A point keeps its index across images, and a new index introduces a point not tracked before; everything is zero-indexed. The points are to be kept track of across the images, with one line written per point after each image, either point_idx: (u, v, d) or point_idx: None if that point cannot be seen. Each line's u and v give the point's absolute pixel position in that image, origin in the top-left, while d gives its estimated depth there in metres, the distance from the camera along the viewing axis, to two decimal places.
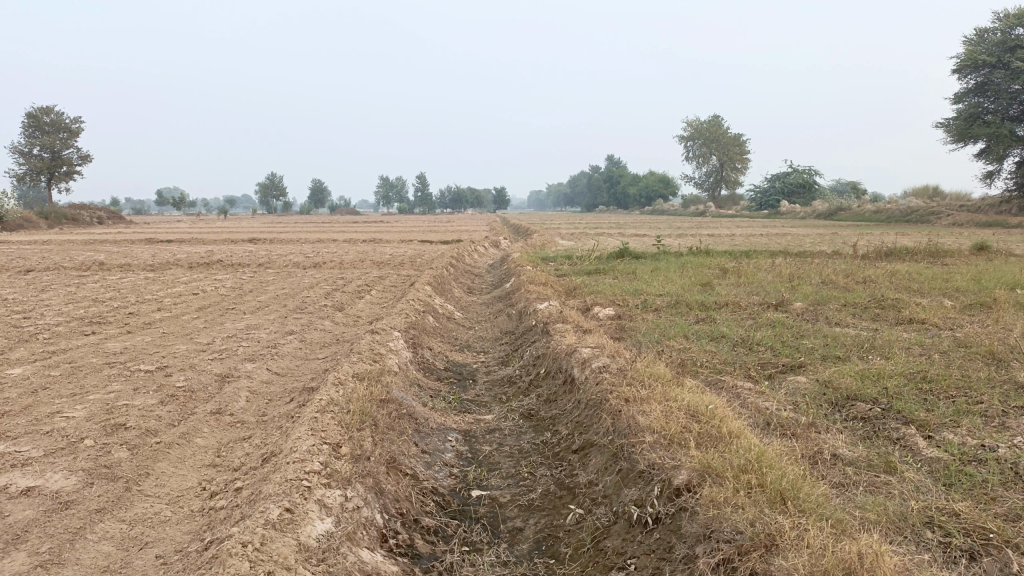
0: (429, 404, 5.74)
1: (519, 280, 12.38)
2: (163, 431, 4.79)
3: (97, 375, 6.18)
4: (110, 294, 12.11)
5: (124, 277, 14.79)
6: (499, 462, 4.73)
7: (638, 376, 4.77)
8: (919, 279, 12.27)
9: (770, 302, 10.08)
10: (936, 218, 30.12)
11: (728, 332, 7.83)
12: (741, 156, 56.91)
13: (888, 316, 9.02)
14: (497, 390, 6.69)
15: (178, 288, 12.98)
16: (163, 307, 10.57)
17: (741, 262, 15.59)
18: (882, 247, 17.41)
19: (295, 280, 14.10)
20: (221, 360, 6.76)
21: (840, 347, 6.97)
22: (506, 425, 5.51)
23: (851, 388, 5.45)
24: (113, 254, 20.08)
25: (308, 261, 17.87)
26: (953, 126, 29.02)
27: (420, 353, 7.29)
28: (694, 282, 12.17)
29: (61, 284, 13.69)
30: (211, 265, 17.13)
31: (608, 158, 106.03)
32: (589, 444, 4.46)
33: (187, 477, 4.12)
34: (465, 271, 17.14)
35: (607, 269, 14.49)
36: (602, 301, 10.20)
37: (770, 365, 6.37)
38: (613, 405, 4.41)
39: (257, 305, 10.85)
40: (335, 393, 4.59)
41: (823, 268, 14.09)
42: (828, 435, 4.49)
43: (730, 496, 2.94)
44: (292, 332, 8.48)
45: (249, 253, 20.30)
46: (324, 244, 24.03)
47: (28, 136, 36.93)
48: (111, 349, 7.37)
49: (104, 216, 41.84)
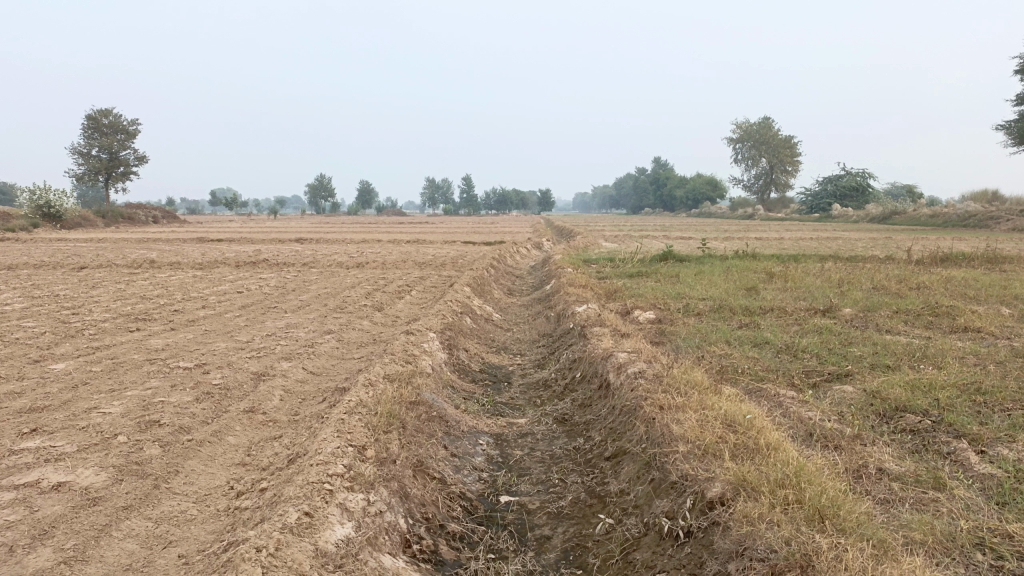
0: (461, 406, 5.68)
1: (560, 282, 12.27)
2: (195, 428, 4.80)
3: (136, 372, 6.27)
4: (157, 291, 12.36)
5: (173, 275, 15.10)
6: (529, 468, 4.63)
7: (674, 382, 4.62)
8: (976, 286, 11.81)
9: (817, 307, 9.79)
10: (995, 224, 29.10)
11: (772, 338, 7.61)
12: (791, 158, 55.82)
13: (942, 323, 8.68)
14: (532, 393, 6.60)
15: (223, 286, 13.19)
16: (207, 305, 10.74)
17: (788, 266, 15.23)
18: (937, 253, 16.85)
19: (337, 280, 14.22)
20: (258, 359, 6.80)
21: (889, 355, 6.71)
22: (539, 429, 5.41)
23: (900, 398, 5.22)
24: (164, 252, 20.56)
25: (351, 261, 18.03)
26: (1014, 128, 27.99)
27: (456, 355, 7.24)
28: (739, 286, 11.91)
29: (112, 281, 14.04)
30: (257, 264, 17.39)
31: (654, 160, 105.03)
32: (622, 452, 4.34)
33: (215, 476, 4.11)
34: (507, 273, 17.11)
35: (650, 272, 14.29)
36: (643, 304, 10.03)
37: (815, 373, 6.15)
38: (647, 412, 4.28)
39: (298, 303, 10.96)
40: (364, 394, 4.54)
41: (874, 273, 13.67)
42: (873, 448, 4.29)
43: (765, 512, 2.79)
44: (330, 331, 8.52)
45: (295, 253, 20.58)
46: (369, 244, 24.26)
47: (88, 137, 38.09)
48: (152, 346, 7.48)
49: (159, 216, 42.94)
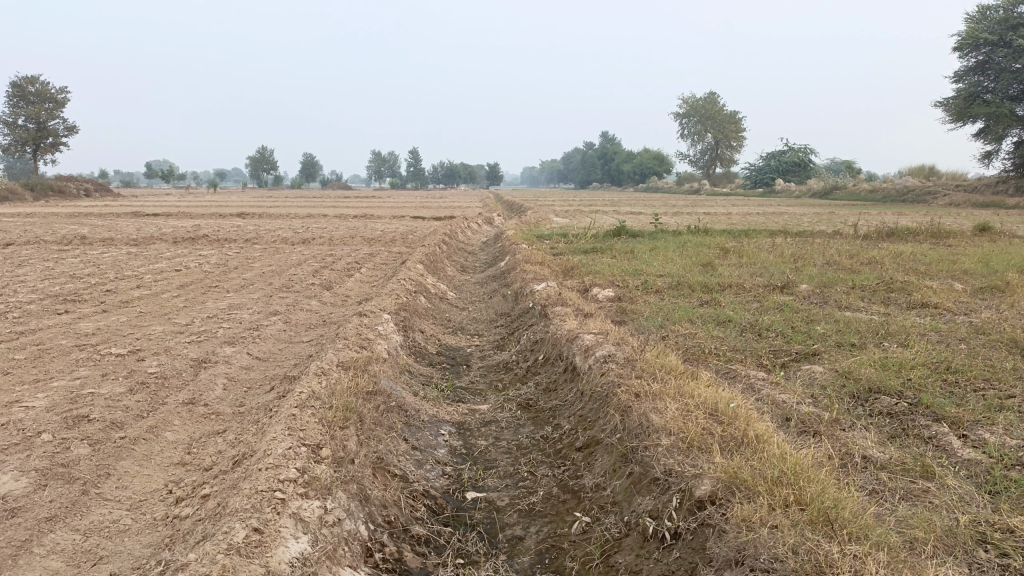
0: (420, 393, 5.36)
1: (514, 258, 11.99)
2: (130, 424, 4.39)
3: (63, 359, 5.76)
4: (89, 269, 11.65)
5: (106, 252, 14.30)
6: (495, 459, 4.36)
7: (648, 367, 4.38)
8: (925, 261, 11.92)
9: (775, 283, 9.70)
10: (932, 199, 29.83)
11: (735, 316, 7.46)
12: (736, 134, 56.37)
13: (899, 300, 8.66)
14: (493, 376, 6.32)
15: (161, 264, 12.52)
16: (143, 284, 10.13)
17: (741, 241, 15.22)
18: (883, 228, 17.06)
19: (282, 257, 13.67)
20: (199, 343, 6.35)
21: (854, 334, 6.61)
22: (503, 417, 5.14)
23: (873, 379, 5.09)
24: (97, 227, 19.57)
25: (297, 237, 17.41)
26: (951, 106, 28.58)
27: (411, 337, 6.90)
28: (695, 261, 11.79)
29: (40, 258, 13.21)
30: (197, 240, 16.65)
31: (601, 134, 105.03)
32: (595, 442, 4.09)
33: (152, 478, 3.73)
34: (458, 249, 16.75)
35: (604, 248, 14.11)
36: (601, 281, 9.80)
37: (782, 352, 6.00)
38: (621, 400, 4.04)
39: (241, 282, 10.43)
40: (317, 385, 4.18)
41: (826, 248, 13.73)
42: (853, 434, 4.12)
43: (765, 516, 2.57)
44: (277, 312, 8.08)
45: (237, 228, 19.78)
46: (314, 219, 23.52)
47: (13, 106, 36.13)
48: (82, 330, 6.95)
49: (91, 189, 41.05)
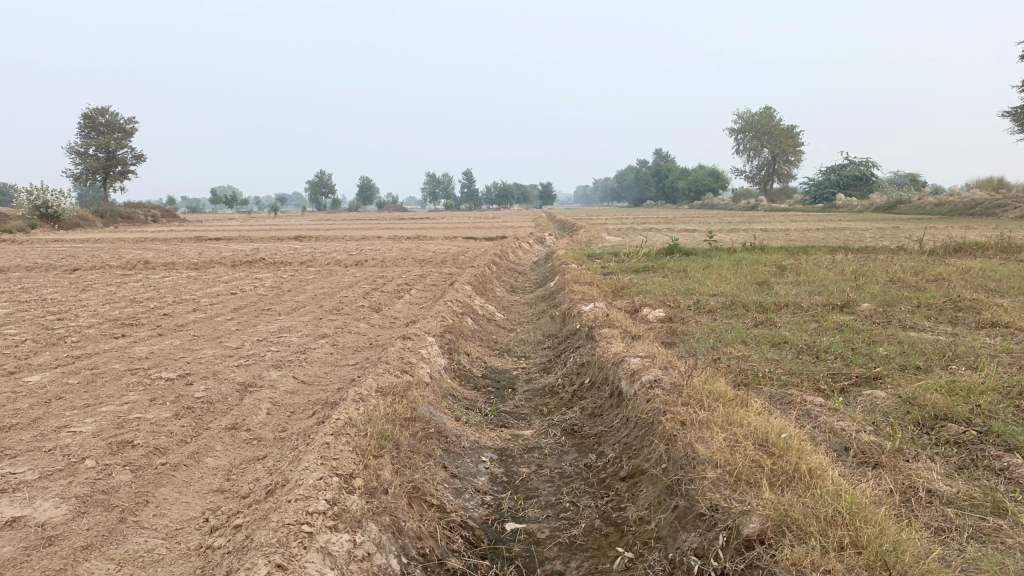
0: (463, 419, 5.27)
1: (564, 279, 11.85)
2: (172, 450, 4.40)
3: (115, 384, 5.85)
4: (149, 293, 11.95)
5: (167, 276, 14.68)
6: (537, 488, 4.23)
7: (695, 393, 4.21)
8: (996, 277, 11.36)
9: (834, 302, 9.35)
10: (1002, 212, 28.65)
11: (790, 338, 7.18)
12: (794, 148, 55.27)
13: (967, 319, 8.24)
14: (538, 400, 6.19)
15: (218, 287, 12.77)
16: (199, 308, 10.33)
17: (799, 258, 14.80)
18: (950, 242, 16.38)
19: (335, 279, 13.82)
20: (246, 367, 6.39)
21: (918, 356, 6.28)
22: (546, 443, 5.00)
23: (938, 405, 4.79)
24: (161, 252, 20.17)
25: (350, 259, 17.61)
26: (1021, 114, 27.44)
27: (456, 360, 6.83)
28: (750, 280, 11.47)
29: (104, 283, 13.63)
30: (253, 263, 16.98)
31: (654, 151, 104.18)
32: (640, 471, 3.93)
33: (190, 506, 3.71)
34: (509, 269, 16.70)
35: (656, 267, 13.88)
36: (651, 302, 9.60)
37: (841, 376, 5.72)
38: (666, 429, 3.87)
39: (293, 305, 10.54)
40: (354, 412, 4.12)
41: (888, 265, 13.24)
42: (917, 465, 3.87)
43: (818, 559, 2.38)
44: (325, 335, 8.11)
45: (293, 251, 20.15)
46: (368, 241, 23.82)
47: (85, 136, 37.71)
48: (136, 354, 7.07)
49: (157, 214, 42.53)
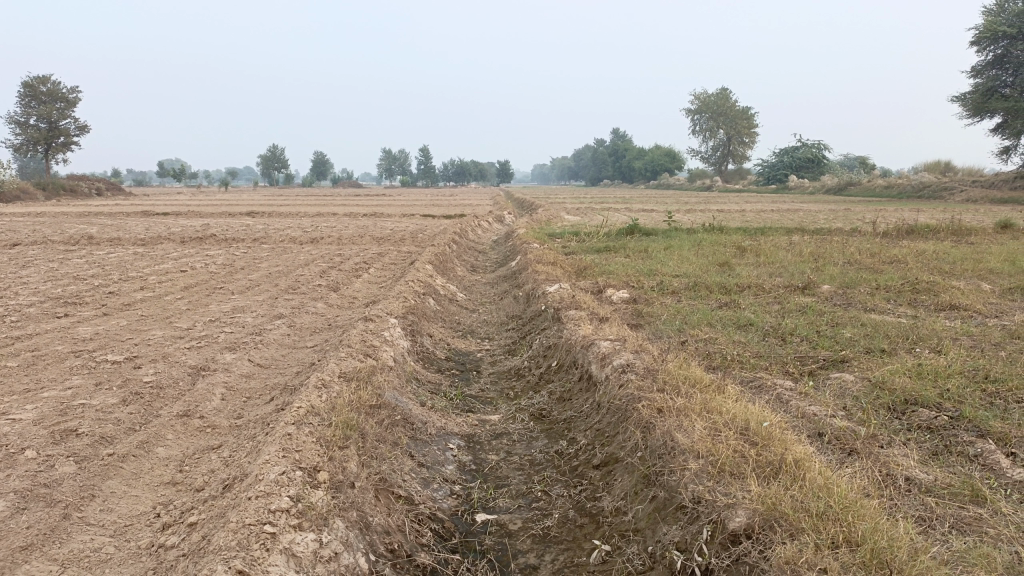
0: (428, 404, 5.10)
1: (526, 258, 11.70)
2: (119, 439, 4.14)
3: (56, 367, 5.52)
4: (94, 270, 11.45)
5: (113, 252, 14.11)
6: (507, 477, 4.09)
7: (671, 378, 4.10)
8: (950, 259, 11.56)
9: (795, 284, 9.38)
10: (948, 195, 29.36)
11: (756, 320, 7.14)
12: (749, 130, 55.84)
13: (926, 301, 8.32)
14: (504, 384, 6.04)
15: (167, 264, 12.32)
16: (147, 286, 9.91)
17: (758, 239, 14.87)
18: (903, 224, 16.63)
19: (290, 256, 13.45)
20: (199, 349, 6.10)
21: (883, 339, 6.29)
22: (514, 429, 4.86)
23: (908, 389, 4.78)
24: (107, 227, 19.43)
25: (305, 236, 17.19)
26: (969, 100, 28.03)
27: (419, 342, 6.64)
28: (712, 261, 11.47)
29: (45, 259, 13.03)
30: (204, 240, 16.45)
31: (612, 131, 104.45)
32: (614, 460, 3.82)
33: (140, 500, 3.47)
34: (469, 248, 16.50)
35: (617, 247, 13.81)
36: (615, 282, 9.51)
37: (809, 359, 5.69)
38: (642, 416, 3.75)
39: (247, 284, 10.20)
40: (317, 399, 3.91)
41: (845, 247, 13.37)
42: (893, 452, 3.82)
43: (812, 558, 2.29)
44: (281, 315, 7.83)
45: (246, 227, 19.60)
46: (323, 218, 23.32)
47: (25, 105, 36.14)
48: (80, 335, 6.71)
49: (103, 187, 41.07)
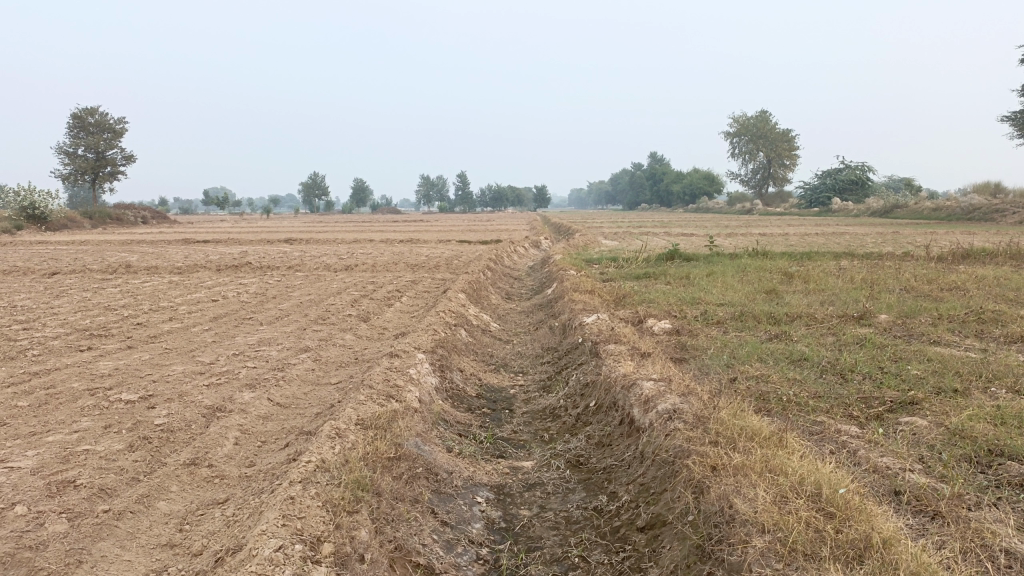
0: (455, 450, 4.70)
1: (563, 286, 11.29)
2: (119, 493, 3.80)
3: (67, 407, 5.24)
4: (125, 300, 11.34)
5: (147, 281, 14.03)
6: (541, 538, 3.66)
7: (724, 428, 3.64)
8: (1013, 286, 10.86)
9: (850, 313, 8.82)
10: (1001, 217, 28.28)
11: (810, 354, 6.61)
12: (789, 152, 54.95)
13: (994, 332, 7.70)
14: (538, 425, 5.62)
15: (200, 293, 12.15)
16: (175, 317, 9.71)
17: (804, 264, 14.25)
18: (958, 248, 15.83)
19: (323, 285, 13.23)
20: (216, 387, 5.78)
21: (954, 377, 5.72)
22: (549, 478, 4.44)
23: (992, 437, 4.23)
24: (146, 255, 19.52)
25: (339, 263, 17.01)
26: (1020, 119, 27.05)
27: (448, 379, 6.26)
28: (758, 289, 10.92)
29: (80, 288, 12.98)
30: (239, 268, 16.36)
31: (651, 154, 104.23)
32: (661, 523, 3.37)
33: (132, 567, 3.12)
34: (504, 275, 16.16)
35: (657, 273, 13.33)
36: (656, 312, 9.04)
37: (874, 400, 5.17)
38: (694, 475, 3.30)
39: (277, 314, 9.94)
40: (329, 451, 3.53)
41: (899, 272, 12.69)
42: (985, 516, 3.31)
43: None
44: (307, 348, 7.51)
45: (282, 255, 19.49)
46: (360, 244, 23.23)
47: (73, 136, 36.96)
48: (98, 371, 6.46)
49: (148, 216, 41.78)
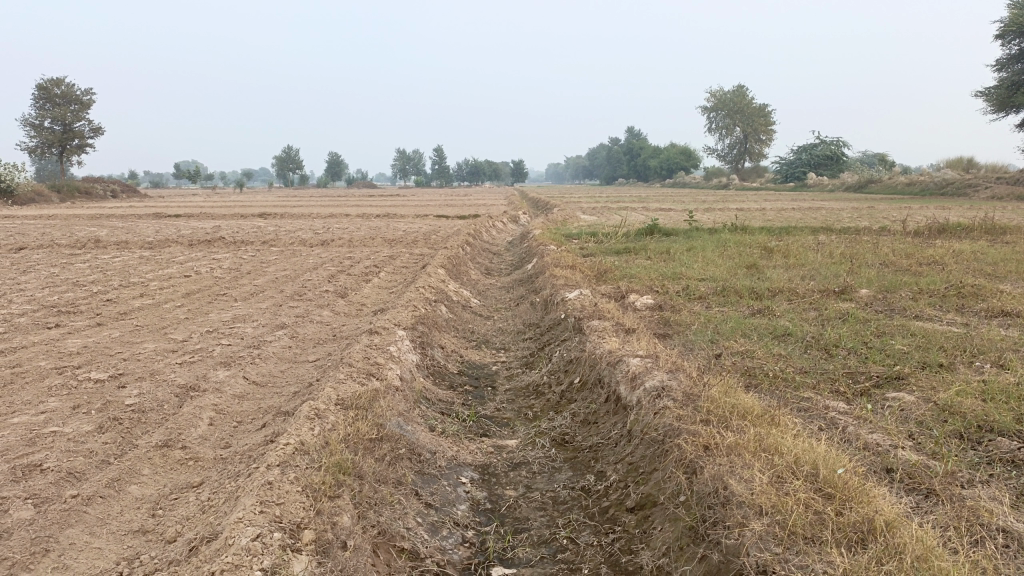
0: (438, 429, 4.59)
1: (543, 261, 11.17)
2: (88, 477, 3.64)
3: (33, 387, 5.05)
4: (95, 276, 11.04)
5: (118, 256, 13.69)
6: (528, 519, 3.57)
7: (716, 406, 3.55)
8: (990, 260, 10.92)
9: (831, 288, 8.79)
10: (973, 192, 28.56)
11: (794, 329, 6.56)
12: (766, 128, 55.04)
13: (973, 306, 7.71)
14: (521, 402, 5.53)
15: (172, 269, 11.88)
16: (147, 293, 9.46)
17: (784, 239, 14.24)
18: (934, 223, 15.92)
19: (299, 260, 12.99)
20: (190, 365, 5.61)
21: (938, 352, 5.70)
22: (534, 456, 4.35)
23: (980, 413, 4.20)
24: (116, 230, 19.09)
25: (315, 238, 16.74)
26: (993, 95, 27.22)
27: (429, 356, 6.12)
28: (739, 263, 10.88)
29: (48, 264, 12.62)
30: (212, 243, 16.03)
31: (628, 129, 104.10)
32: (652, 503, 3.29)
33: (102, 555, 2.97)
34: (483, 250, 16.00)
35: (637, 248, 13.25)
36: (637, 288, 8.96)
37: (860, 376, 5.13)
38: (687, 455, 3.21)
39: (251, 289, 9.73)
40: (308, 432, 3.40)
41: (878, 246, 12.71)
42: (979, 494, 3.27)
43: None
44: (283, 325, 7.33)
45: (257, 229, 19.17)
46: (336, 219, 22.89)
47: (39, 108, 35.97)
48: (66, 349, 6.24)
49: (117, 190, 40.90)
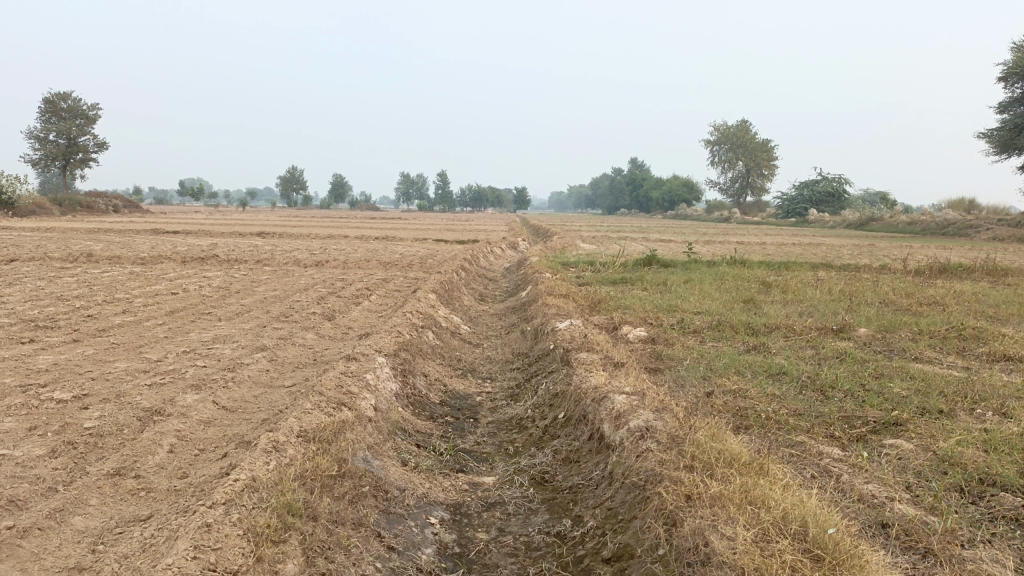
0: (411, 463, 4.37)
1: (537, 289, 10.98)
2: (30, 506, 3.41)
3: None
4: (80, 291, 10.83)
5: (108, 271, 13.50)
6: (497, 566, 3.34)
7: (700, 450, 3.34)
8: (991, 302, 10.71)
9: (828, 326, 8.58)
10: (975, 232, 28.43)
11: (790, 368, 6.34)
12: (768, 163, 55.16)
13: (975, 350, 7.49)
14: (503, 436, 5.30)
15: (160, 286, 11.67)
16: (130, 309, 9.25)
17: (782, 274, 14.05)
18: (936, 263, 15.73)
19: (290, 280, 12.80)
20: (159, 387, 5.39)
21: (938, 396, 5.47)
22: (510, 496, 4.11)
23: (981, 465, 3.96)
24: (111, 244, 18.91)
25: (310, 259, 16.56)
26: (996, 137, 27.19)
27: (410, 385, 5.90)
28: (736, 298, 10.68)
29: (35, 277, 12.43)
30: (205, 260, 15.85)
31: (631, 160, 104.48)
32: (629, 555, 3.07)
33: None
34: (479, 276, 15.81)
35: (634, 279, 13.05)
36: (631, 319, 8.75)
37: (856, 420, 4.91)
38: (667, 505, 2.98)
39: (237, 309, 9.52)
40: (263, 468, 3.18)
41: (878, 285, 12.51)
42: (981, 555, 3.03)
43: None
44: (264, 347, 7.11)
45: (252, 248, 19.00)
46: (333, 240, 22.72)
47: (45, 121, 36.01)
48: (35, 366, 6.02)
49: (119, 204, 40.84)
